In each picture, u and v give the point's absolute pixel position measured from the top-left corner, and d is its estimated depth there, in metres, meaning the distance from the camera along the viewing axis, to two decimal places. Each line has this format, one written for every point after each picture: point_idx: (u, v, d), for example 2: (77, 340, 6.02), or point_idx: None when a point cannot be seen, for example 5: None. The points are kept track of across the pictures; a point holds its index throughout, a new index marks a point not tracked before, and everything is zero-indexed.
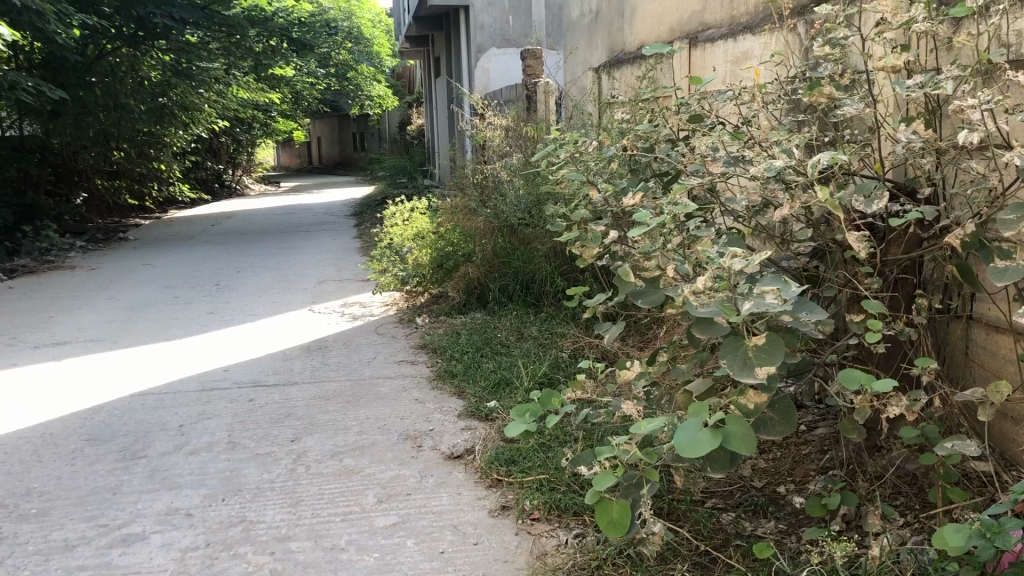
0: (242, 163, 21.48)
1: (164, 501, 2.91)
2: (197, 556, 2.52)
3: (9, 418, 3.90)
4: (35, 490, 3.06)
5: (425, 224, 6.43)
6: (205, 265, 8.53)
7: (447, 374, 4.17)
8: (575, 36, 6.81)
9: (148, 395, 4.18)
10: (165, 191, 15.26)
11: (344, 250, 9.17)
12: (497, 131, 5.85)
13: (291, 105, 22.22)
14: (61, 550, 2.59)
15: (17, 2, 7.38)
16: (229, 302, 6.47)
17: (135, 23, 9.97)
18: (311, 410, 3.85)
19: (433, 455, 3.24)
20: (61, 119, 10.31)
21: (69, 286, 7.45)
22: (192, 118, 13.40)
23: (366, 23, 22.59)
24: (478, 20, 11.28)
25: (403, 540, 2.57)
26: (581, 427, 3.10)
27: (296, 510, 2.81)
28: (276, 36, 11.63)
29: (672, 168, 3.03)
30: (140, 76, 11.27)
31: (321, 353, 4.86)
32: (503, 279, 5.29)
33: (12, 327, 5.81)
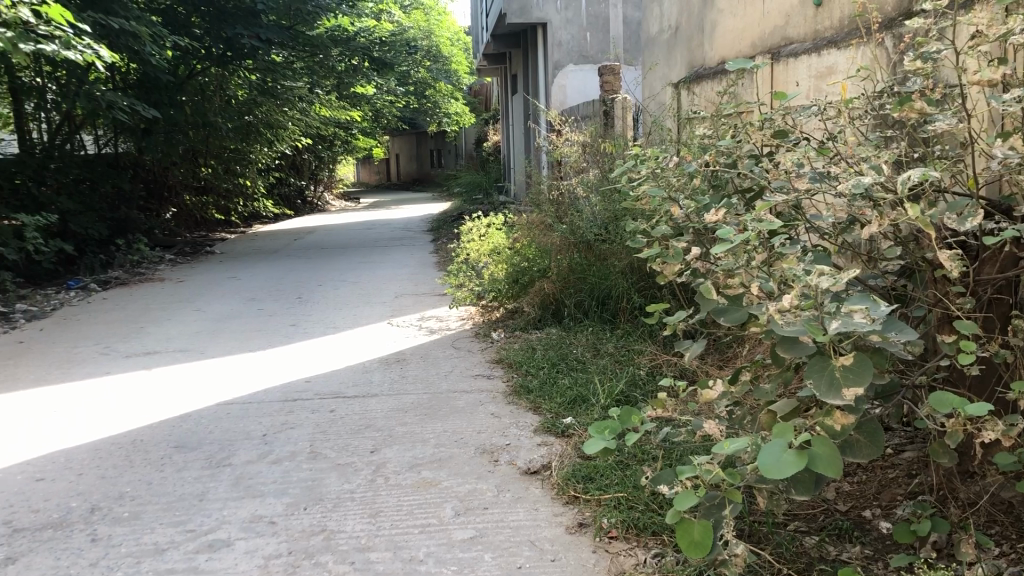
0: (323, 180, 21.98)
1: (249, 508, 2.99)
2: (281, 563, 2.57)
3: (101, 424, 4.05)
4: (127, 494, 3.17)
5: (502, 240, 6.48)
6: (286, 278, 8.74)
7: (523, 389, 4.18)
8: (653, 52, 6.79)
9: (233, 404, 4.29)
10: (250, 206, 15.71)
11: (421, 265, 9.29)
12: (575, 147, 5.86)
13: (371, 123, 22.68)
14: (152, 553, 2.68)
15: (115, 25, 7.71)
16: (310, 315, 6.62)
17: (223, 44, 10.28)
18: (390, 422, 3.90)
19: (510, 470, 3.24)
20: (154, 137, 10.72)
21: (158, 298, 7.72)
22: (276, 135, 13.78)
23: (444, 42, 22.93)
24: (556, 37, 11.32)
25: (481, 554, 2.59)
26: (660, 446, 3.07)
27: (376, 520, 2.85)
28: (358, 54, 11.88)
29: (755, 184, 2.99)
30: (228, 95, 11.67)
31: (400, 366, 4.92)
32: (580, 295, 5.27)
33: (105, 337, 6.04)
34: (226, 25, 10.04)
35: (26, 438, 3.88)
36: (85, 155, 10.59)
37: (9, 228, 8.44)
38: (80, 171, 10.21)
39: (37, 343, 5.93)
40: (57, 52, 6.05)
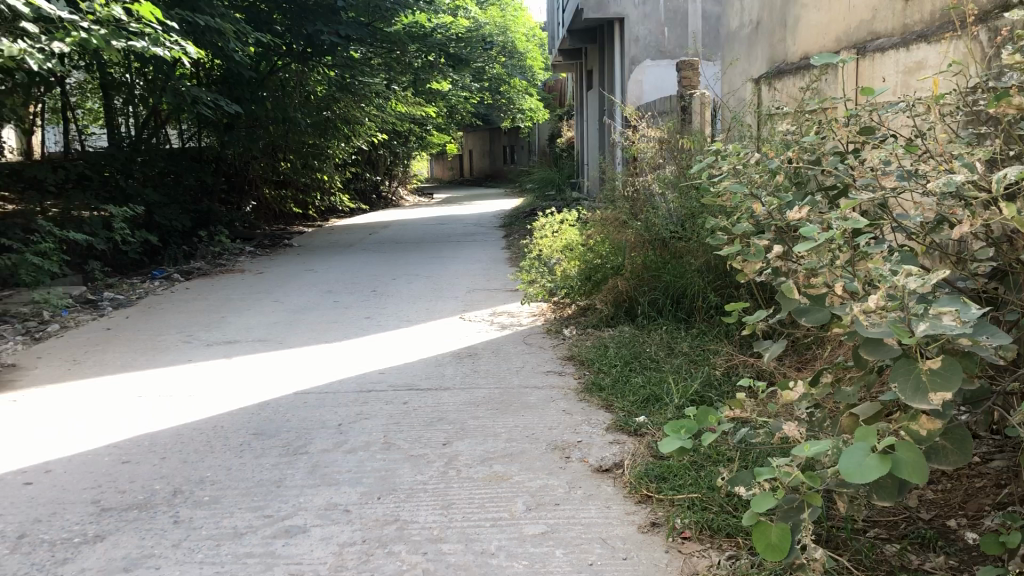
0: (397, 175, 22.26)
1: (324, 496, 3.04)
2: (355, 551, 2.61)
3: (183, 410, 4.17)
4: (208, 479, 3.26)
5: (575, 237, 6.47)
6: (361, 271, 8.87)
7: (595, 387, 4.16)
8: (733, 47, 6.68)
9: (309, 394, 4.37)
10: (327, 200, 16.00)
11: (493, 260, 9.33)
12: (651, 143, 5.80)
13: (446, 119, 22.87)
14: (231, 536, 2.75)
15: (202, 23, 7.92)
16: (385, 308, 6.71)
17: (304, 41, 10.47)
18: (462, 415, 3.93)
19: (581, 467, 3.23)
20: (236, 132, 10.99)
21: (239, 288, 7.91)
22: (353, 131, 14.01)
23: (519, 38, 22.99)
24: (633, 32, 11.25)
25: (552, 550, 2.58)
26: (736, 448, 3.02)
27: (448, 512, 2.88)
28: (434, 51, 11.99)
29: (840, 182, 2.92)
30: (307, 91, 11.89)
31: (472, 360, 4.95)
32: (654, 293, 5.22)
33: (189, 326, 6.22)
34: (307, 22, 10.24)
35: (112, 422, 4.01)
36: (170, 149, 10.92)
37: (99, 219, 8.75)
38: (165, 164, 10.53)
39: (124, 330, 6.15)
40: (146, 48, 6.15)
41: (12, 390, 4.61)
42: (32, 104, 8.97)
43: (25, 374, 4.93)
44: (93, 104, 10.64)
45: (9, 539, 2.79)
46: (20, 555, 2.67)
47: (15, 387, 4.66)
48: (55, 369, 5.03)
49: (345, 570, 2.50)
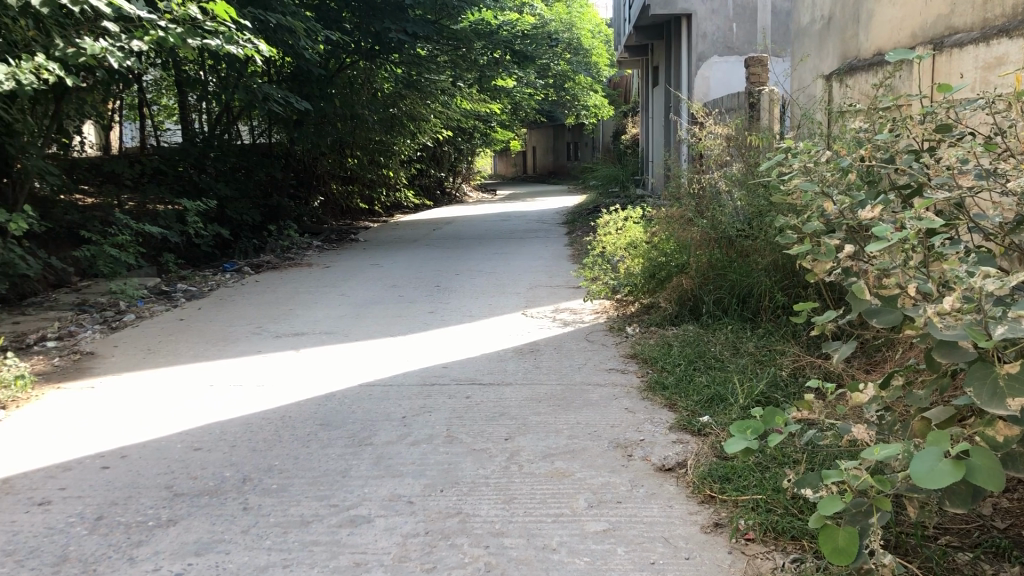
0: (461, 171, 22.39)
1: (388, 487, 3.09)
2: (418, 542, 2.65)
3: (252, 399, 4.27)
4: (276, 467, 3.33)
5: (639, 235, 6.44)
6: (425, 266, 8.96)
7: (658, 385, 4.14)
8: (804, 43, 6.56)
9: (374, 386, 4.44)
10: (392, 196, 16.18)
11: (556, 257, 9.34)
12: (718, 140, 5.74)
13: (510, 115, 22.93)
14: (298, 524, 2.81)
15: (273, 21, 8.09)
16: (448, 303, 6.77)
17: (372, 38, 10.59)
18: (524, 411, 3.94)
19: (643, 465, 3.22)
20: (305, 128, 11.17)
21: (306, 282, 8.05)
22: (419, 127, 14.14)
23: (585, 34, 22.94)
24: (700, 28, 11.11)
25: (614, 547, 2.58)
26: (802, 450, 2.98)
27: (510, 507, 2.90)
28: (500, 48, 12.04)
29: (914, 180, 2.85)
30: (374, 88, 12.04)
31: (534, 356, 4.97)
32: (719, 291, 5.17)
33: (258, 317, 6.38)
34: (376, 19, 10.37)
35: (185, 409, 4.13)
36: (242, 145, 11.19)
37: (172, 212, 9.00)
38: (237, 159, 10.79)
39: (197, 320, 6.32)
40: (220, 46, 6.24)
41: (89, 377, 4.78)
42: (110, 101, 9.24)
43: (102, 362, 5.11)
44: (168, 100, 10.94)
45: (87, 520, 2.90)
46: (98, 536, 2.78)
47: (92, 375, 4.84)
48: (130, 357, 5.20)
49: (408, 560, 2.54)
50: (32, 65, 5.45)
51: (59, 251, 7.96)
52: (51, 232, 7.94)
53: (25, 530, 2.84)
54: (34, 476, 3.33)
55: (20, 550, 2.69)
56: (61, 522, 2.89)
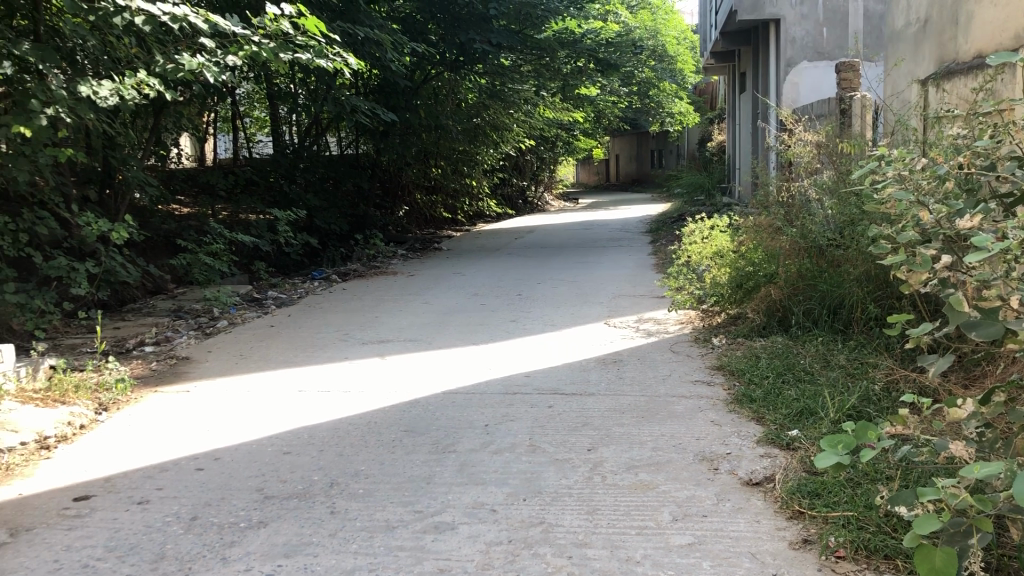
0: (543, 180, 22.43)
1: (471, 495, 3.11)
2: (501, 551, 2.66)
3: (339, 405, 4.36)
4: (362, 472, 3.40)
5: (725, 244, 6.35)
6: (508, 275, 9.00)
7: (746, 398, 4.06)
8: (898, 47, 6.36)
9: (458, 394, 4.48)
10: (475, 205, 16.31)
11: (640, 266, 9.27)
12: (807, 147, 5.61)
13: (594, 124, 22.90)
14: (384, 529, 2.85)
15: (361, 34, 8.26)
16: (531, 312, 6.79)
17: (457, 50, 10.70)
18: (608, 422, 3.92)
19: (729, 479, 3.17)
20: (391, 139, 11.38)
21: (391, 290, 8.18)
22: (503, 137, 14.25)
23: (670, 41, 22.78)
24: (789, 33, 10.90)
25: (699, 561, 2.55)
26: (896, 466, 2.88)
27: (593, 517, 2.89)
28: (584, 57, 11.99)
29: (1017, 188, 2.72)
30: (459, 99, 12.19)
31: (617, 366, 4.94)
32: (809, 303, 5.06)
33: (346, 325, 6.51)
34: (460, 30, 10.50)
35: (275, 414, 4.25)
36: (330, 156, 11.45)
37: (264, 222, 9.27)
38: (325, 170, 11.05)
39: (287, 327, 6.49)
40: (311, 61, 6.31)
41: (185, 381, 4.95)
42: (206, 114, 9.57)
43: (197, 366, 5.29)
44: (260, 113, 11.27)
45: (183, 520, 3.00)
46: (193, 535, 2.87)
47: (187, 379, 5.01)
48: (224, 362, 5.37)
49: (492, 568, 2.55)
50: (133, 81, 5.71)
51: (157, 258, 8.28)
52: (149, 241, 8.26)
53: (126, 527, 2.95)
54: (133, 476, 3.47)
55: (121, 547, 2.80)
56: (158, 521, 3.00)
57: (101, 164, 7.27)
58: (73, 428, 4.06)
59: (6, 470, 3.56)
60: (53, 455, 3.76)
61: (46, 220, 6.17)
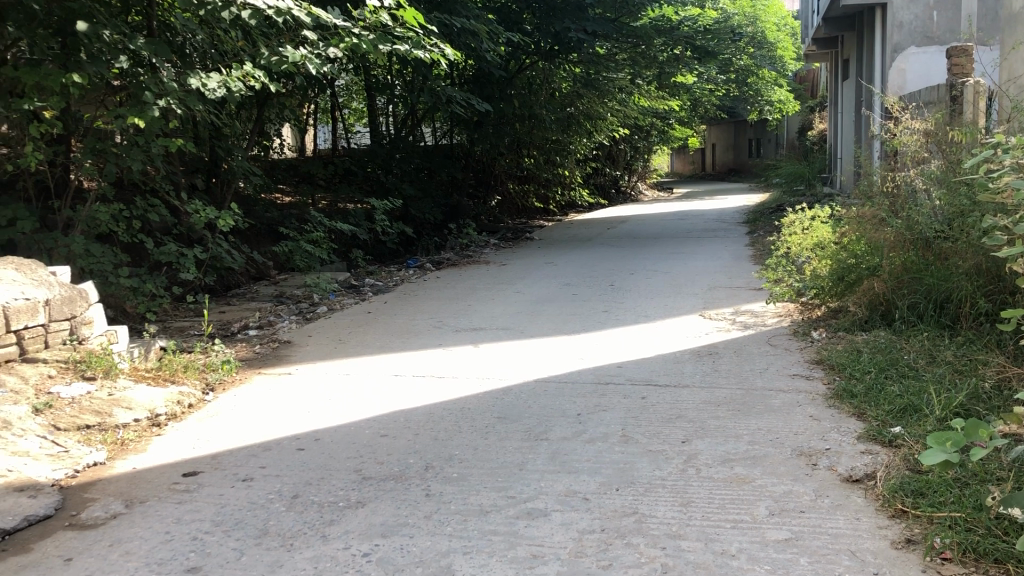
0: (637, 170, 22.23)
1: (564, 483, 3.12)
2: (594, 539, 2.67)
3: (434, 390, 4.44)
4: (456, 456, 3.45)
5: (827, 235, 6.23)
6: (601, 265, 8.97)
7: (846, 393, 3.95)
8: (1016, 29, 6.06)
9: (550, 383, 4.50)
10: (568, 195, 16.28)
11: (737, 257, 9.10)
12: (915, 135, 5.38)
13: (689, 112, 22.57)
14: (478, 514, 2.89)
15: (457, 25, 8.33)
16: (624, 302, 6.75)
17: (552, 38, 10.71)
18: (703, 414, 3.88)
19: (829, 475, 3.09)
20: (485, 129, 11.49)
21: (484, 279, 8.25)
22: (597, 126, 14.17)
23: (770, 28, 22.27)
24: (896, 18, 10.53)
25: (796, 557, 2.50)
26: (1007, 468, 2.77)
27: (687, 510, 2.86)
28: (681, 44, 11.81)
29: None
30: (553, 88, 12.19)
31: (713, 359, 4.87)
32: (914, 296, 4.90)
33: (439, 312, 6.61)
34: (555, 19, 10.50)
35: (370, 398, 4.34)
36: (425, 146, 11.61)
37: (361, 211, 9.48)
38: (421, 160, 11.22)
39: (383, 313, 6.63)
40: (409, 51, 6.37)
41: (287, 364, 5.11)
42: (307, 105, 9.82)
43: (298, 350, 5.45)
44: (358, 104, 11.51)
45: (285, 498, 3.10)
46: (295, 513, 2.97)
47: (289, 362, 5.17)
48: (324, 347, 5.51)
49: (585, 556, 2.56)
50: (240, 73, 5.91)
51: (260, 246, 8.55)
52: (253, 229, 8.54)
53: (231, 503, 3.07)
54: (238, 454, 3.60)
55: (227, 521, 2.92)
56: (261, 498, 3.11)
57: (207, 154, 7.56)
58: (183, 406, 4.24)
59: (121, 444, 3.74)
60: (163, 433, 3.94)
61: (157, 207, 6.44)
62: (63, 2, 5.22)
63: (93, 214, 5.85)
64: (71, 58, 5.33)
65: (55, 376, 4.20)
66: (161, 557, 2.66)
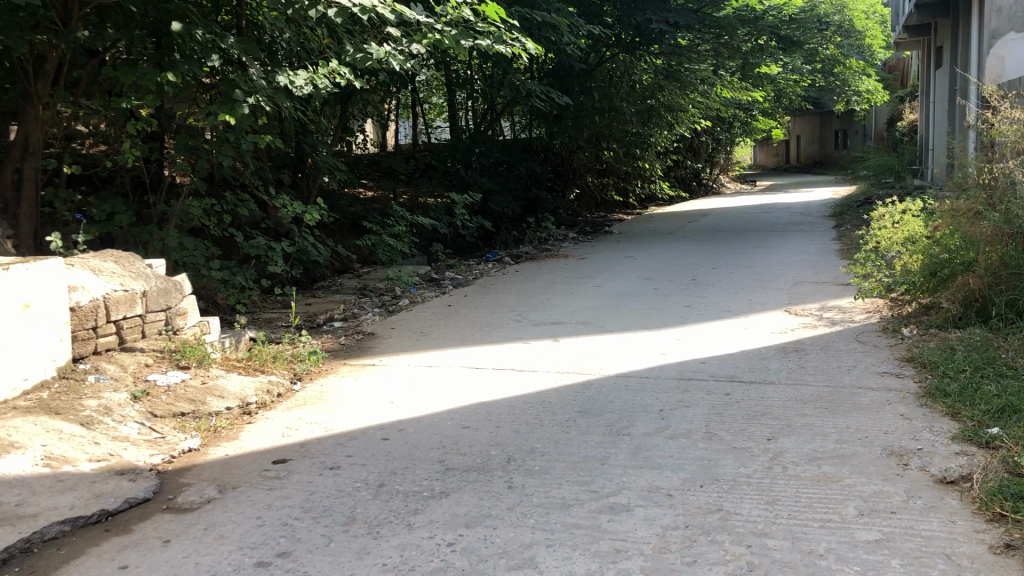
0: (719, 163, 21.92)
1: (647, 478, 3.11)
2: (678, 535, 2.65)
3: (514, 384, 4.46)
4: (537, 450, 3.47)
5: (919, 228, 6.04)
6: (682, 260, 8.87)
7: (939, 392, 3.84)
8: None
9: (632, 378, 4.47)
10: (648, 188, 16.16)
11: (822, 252, 8.89)
12: (1014, 125, 5.13)
13: (773, 103, 22.17)
14: (560, 507, 2.90)
15: (538, 18, 8.33)
16: (706, 297, 6.66)
17: (633, 30, 10.65)
18: (789, 411, 3.81)
19: (922, 476, 3.01)
20: (564, 123, 11.47)
21: (564, 273, 8.24)
22: (678, 119, 14.02)
23: (858, 16, 21.69)
24: (995, 2, 10.14)
25: (888, 559, 2.44)
26: None
27: (773, 508, 2.82)
28: (766, 34, 11.49)
29: None
30: (633, 80, 12.15)
31: (798, 355, 4.78)
32: (1013, 293, 4.74)
33: (519, 306, 6.63)
34: (636, 11, 10.42)
35: (452, 390, 4.38)
36: (504, 140, 11.66)
37: (441, 205, 9.59)
38: (500, 154, 11.28)
39: (463, 306, 6.70)
40: (490, 46, 6.34)
41: (372, 356, 5.20)
42: (389, 101, 9.97)
43: (381, 342, 5.55)
44: (438, 100, 11.65)
45: (371, 486, 3.17)
46: (380, 501, 3.03)
47: (373, 354, 5.27)
48: (406, 339, 5.60)
49: (669, 552, 2.54)
50: (326, 70, 6.04)
51: (344, 239, 8.73)
52: (337, 223, 8.72)
53: (319, 491, 3.15)
54: (326, 442, 3.69)
55: (316, 508, 2.99)
56: (348, 486, 3.18)
57: (293, 150, 7.74)
58: (272, 396, 4.36)
59: (214, 431, 3.87)
60: (254, 421, 4.05)
61: (247, 202, 6.62)
62: (158, 4, 5.44)
63: (186, 208, 6.02)
64: (165, 57, 5.55)
65: (151, 365, 4.37)
66: (253, 541, 2.75)
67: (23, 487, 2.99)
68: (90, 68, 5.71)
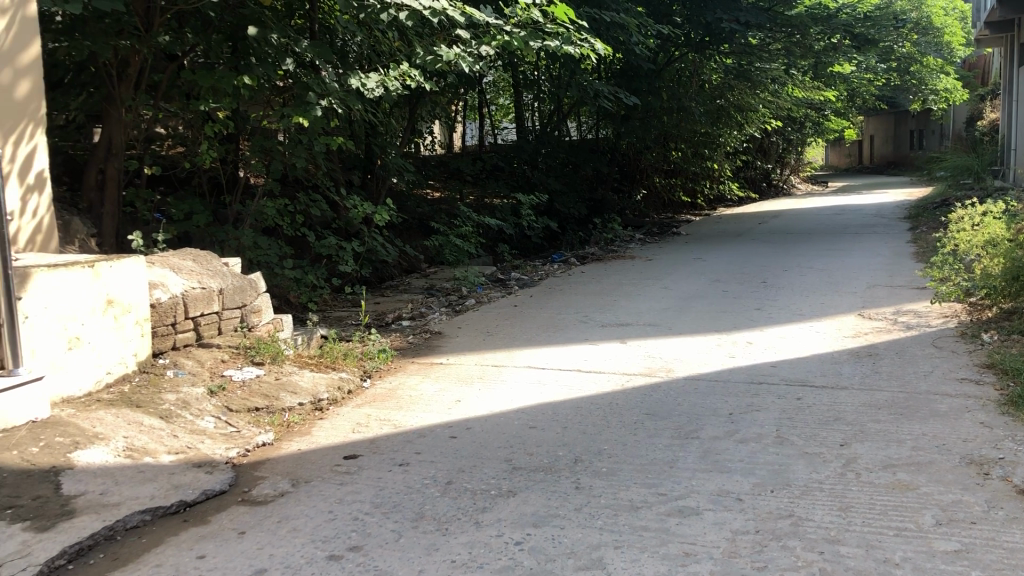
0: (790, 163, 21.56)
1: (716, 482, 3.08)
2: (749, 540, 2.62)
3: (581, 385, 4.46)
4: (605, 451, 3.46)
5: (1000, 231, 5.81)
6: (752, 261, 8.76)
7: (1022, 400, 3.70)
8: None
9: (700, 381, 4.44)
10: (717, 189, 16.00)
11: (898, 254, 8.68)
12: None
13: (846, 103, 21.71)
14: (629, 509, 2.90)
15: (607, 19, 8.29)
16: (776, 300, 6.56)
17: (703, 29, 10.58)
18: (862, 417, 3.74)
19: (1004, 486, 2.92)
20: (632, 123, 11.44)
21: (631, 275, 8.21)
22: (748, 120, 13.84)
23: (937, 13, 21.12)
24: None
25: (967, 570, 2.38)
26: None
27: (847, 515, 2.77)
28: (839, 33, 11.15)
29: None
30: (702, 80, 12.14)
31: (872, 360, 4.68)
32: None
33: (586, 306, 6.64)
34: (707, 10, 10.32)
35: (519, 390, 4.41)
36: (571, 141, 11.67)
37: (508, 206, 9.63)
38: (567, 155, 11.28)
39: (530, 307, 6.72)
40: (559, 47, 6.32)
41: (439, 355, 5.26)
42: (456, 103, 10.07)
43: (448, 341, 5.60)
44: (505, 101, 11.70)
45: (439, 484, 3.21)
46: (449, 498, 3.06)
47: (441, 352, 5.33)
48: (473, 339, 5.65)
49: (739, 557, 2.52)
50: (397, 72, 6.13)
51: (412, 239, 8.83)
52: (405, 223, 8.83)
53: (390, 487, 3.20)
54: (395, 439, 3.75)
55: (386, 504, 3.04)
56: (418, 483, 3.22)
57: (363, 151, 7.86)
58: (343, 393, 4.45)
59: (287, 426, 3.97)
60: (325, 417, 4.14)
61: (319, 203, 6.75)
62: (235, 8, 5.58)
63: (261, 208, 6.17)
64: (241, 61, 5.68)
65: (227, 360, 4.48)
66: (326, 535, 2.80)
67: (106, 477, 3.09)
68: (170, 72, 5.89)
